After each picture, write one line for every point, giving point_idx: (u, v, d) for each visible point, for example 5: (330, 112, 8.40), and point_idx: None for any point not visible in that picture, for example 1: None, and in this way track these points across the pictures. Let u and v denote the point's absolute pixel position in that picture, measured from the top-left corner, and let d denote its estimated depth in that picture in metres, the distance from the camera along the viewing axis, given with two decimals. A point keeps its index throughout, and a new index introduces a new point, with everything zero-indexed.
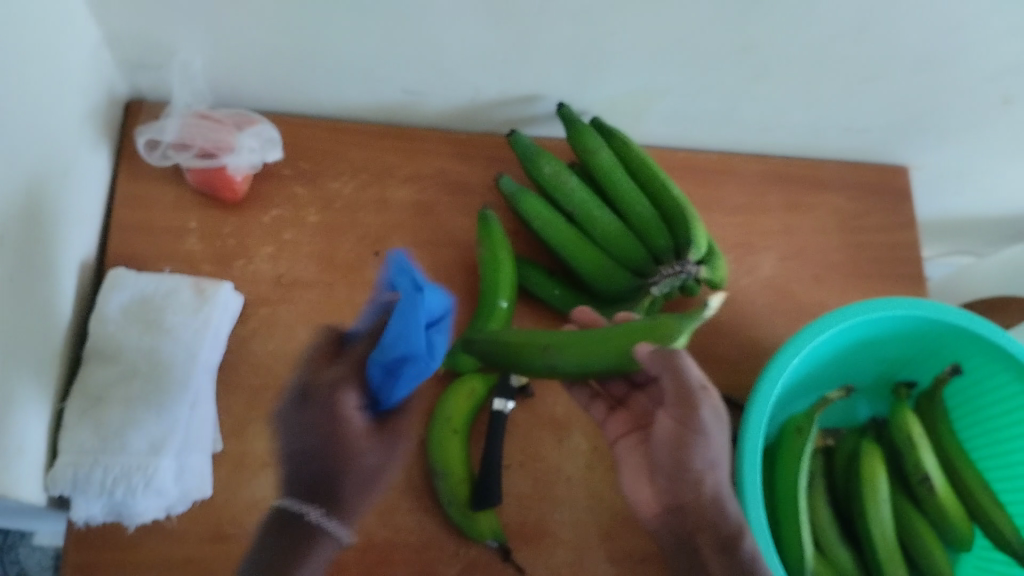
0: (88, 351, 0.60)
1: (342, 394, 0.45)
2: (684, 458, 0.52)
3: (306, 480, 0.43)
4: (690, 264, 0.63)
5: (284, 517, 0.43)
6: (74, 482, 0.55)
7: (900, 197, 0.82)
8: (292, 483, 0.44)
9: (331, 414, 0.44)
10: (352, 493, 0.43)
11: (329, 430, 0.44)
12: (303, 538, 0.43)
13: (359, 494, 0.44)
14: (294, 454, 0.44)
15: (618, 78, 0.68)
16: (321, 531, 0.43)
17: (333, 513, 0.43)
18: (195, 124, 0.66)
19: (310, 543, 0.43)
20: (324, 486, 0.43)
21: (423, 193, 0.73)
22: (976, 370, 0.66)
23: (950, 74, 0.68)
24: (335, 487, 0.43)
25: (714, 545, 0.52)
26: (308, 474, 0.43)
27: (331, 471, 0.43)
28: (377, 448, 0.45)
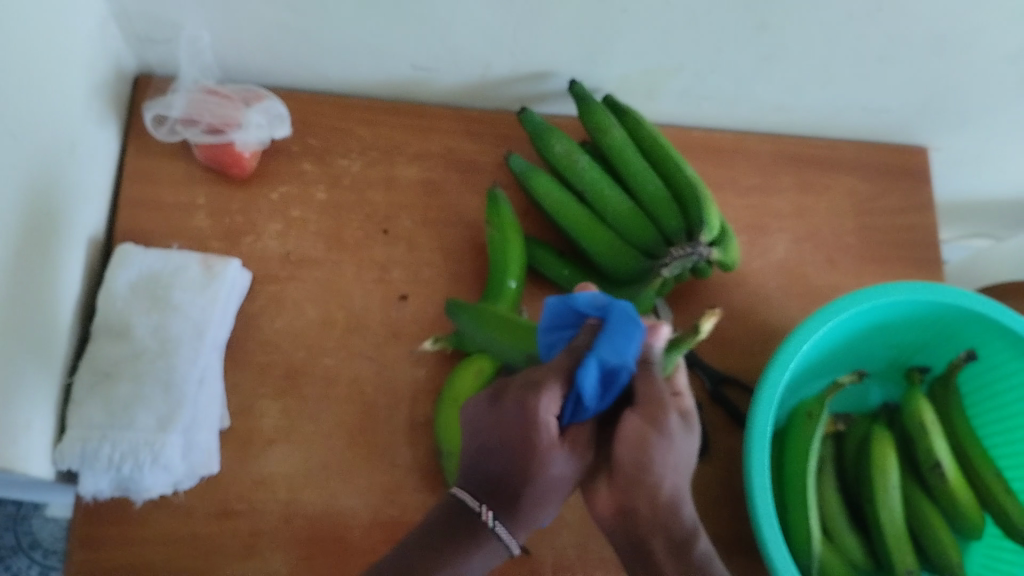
0: (97, 327, 0.60)
1: (541, 398, 0.46)
2: (641, 460, 0.45)
3: (483, 477, 0.48)
4: (702, 246, 0.62)
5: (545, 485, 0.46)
6: (83, 456, 0.56)
7: (918, 179, 0.80)
8: (469, 476, 0.48)
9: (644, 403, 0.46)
10: (602, 462, 0.45)
11: (628, 411, 0.46)
12: (470, 537, 0.47)
13: (529, 502, 0.46)
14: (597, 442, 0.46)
15: (630, 55, 0.67)
16: (491, 533, 0.47)
17: (562, 491, 0.45)
18: (202, 99, 0.66)
19: (542, 511, 0.45)
20: (606, 463, 0.45)
21: (432, 171, 0.73)
22: (992, 355, 0.64)
23: (970, 55, 0.67)
24: (529, 468, 0.46)
25: (667, 549, 0.47)
26: (486, 475, 0.47)
27: (633, 454, 0.45)
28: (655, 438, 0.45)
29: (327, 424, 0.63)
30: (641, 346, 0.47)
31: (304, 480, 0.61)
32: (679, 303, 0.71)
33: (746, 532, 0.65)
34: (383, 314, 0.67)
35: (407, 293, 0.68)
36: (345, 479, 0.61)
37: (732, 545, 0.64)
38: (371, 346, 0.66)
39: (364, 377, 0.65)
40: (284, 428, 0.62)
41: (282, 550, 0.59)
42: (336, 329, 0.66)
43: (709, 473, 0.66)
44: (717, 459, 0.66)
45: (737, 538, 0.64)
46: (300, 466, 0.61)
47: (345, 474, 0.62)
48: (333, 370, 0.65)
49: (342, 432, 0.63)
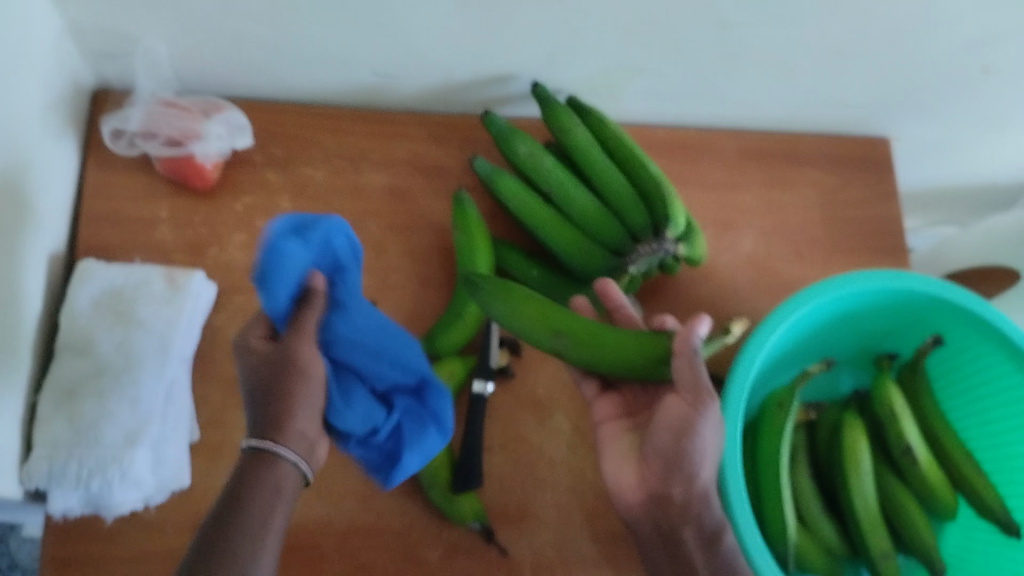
0: (60, 345, 0.59)
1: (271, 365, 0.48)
2: (682, 447, 0.50)
3: (258, 417, 0.45)
4: (668, 242, 0.63)
5: (249, 460, 0.44)
6: (49, 475, 0.55)
7: (881, 169, 0.81)
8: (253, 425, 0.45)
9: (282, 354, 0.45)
10: (281, 406, 0.44)
11: (279, 362, 0.45)
12: (265, 473, 0.43)
13: (285, 404, 0.44)
14: (250, 399, 0.46)
15: (592, 55, 0.67)
16: (281, 461, 0.44)
17: (277, 437, 0.44)
18: (159, 112, 0.65)
19: (272, 472, 0.43)
20: (273, 415, 0.44)
21: (398, 177, 0.72)
22: (958, 340, 0.65)
23: (926, 45, 0.68)
24: (277, 418, 0.44)
25: (697, 539, 0.51)
26: (257, 413, 0.45)
27: (274, 404, 0.44)
28: (298, 390, 0.45)
29: None
30: (682, 334, 0.48)
31: None
32: (648, 300, 0.72)
33: None
34: None
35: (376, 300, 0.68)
36: None
37: None
38: None
39: None
40: None
41: None
42: None
43: None
44: None
45: None
46: None
47: None
48: None
49: None
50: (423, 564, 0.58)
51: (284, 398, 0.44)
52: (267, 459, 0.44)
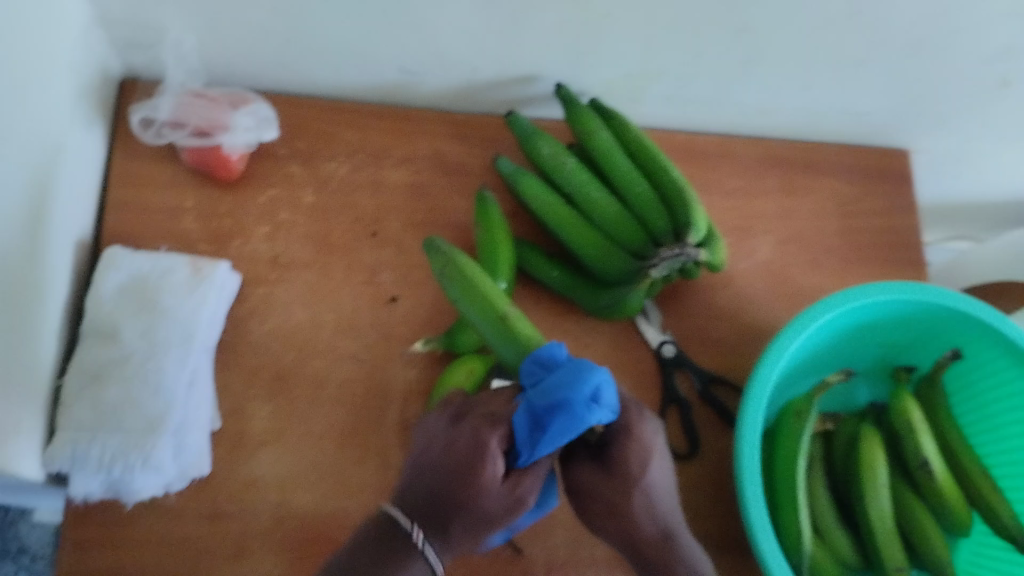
0: (86, 329, 0.60)
1: (489, 438, 0.44)
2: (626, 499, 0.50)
3: (426, 502, 0.43)
4: (691, 246, 0.62)
5: (388, 532, 0.42)
6: (73, 458, 0.55)
7: (901, 180, 0.81)
8: (414, 501, 0.44)
9: (473, 464, 0.43)
10: (462, 520, 0.43)
11: (465, 467, 0.43)
12: (395, 559, 0.42)
13: (471, 522, 0.43)
14: (428, 477, 0.44)
15: (616, 59, 0.68)
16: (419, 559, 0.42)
17: (436, 540, 0.43)
18: (189, 102, 0.66)
19: (397, 562, 0.42)
20: (442, 512, 0.43)
21: (420, 174, 0.73)
22: (977, 355, 0.65)
23: (950, 57, 0.68)
24: (451, 517, 0.43)
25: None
26: (429, 498, 0.43)
27: (461, 509, 0.43)
28: (491, 498, 0.43)
29: (318, 427, 0.63)
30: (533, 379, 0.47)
31: (294, 483, 0.61)
32: (667, 304, 0.72)
33: (737, 532, 0.65)
34: (372, 317, 0.67)
35: (397, 296, 0.68)
36: (337, 483, 0.61)
37: (724, 544, 0.64)
38: (361, 348, 0.66)
39: (354, 380, 0.65)
40: (275, 430, 0.62)
41: (272, 549, 0.59)
42: (326, 331, 0.66)
43: (699, 472, 0.66)
44: (708, 459, 0.66)
45: (729, 537, 0.65)
46: (290, 469, 0.61)
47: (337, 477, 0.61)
48: (323, 372, 0.64)
49: (334, 433, 0.63)
50: (438, 560, 0.59)
51: (463, 499, 0.43)
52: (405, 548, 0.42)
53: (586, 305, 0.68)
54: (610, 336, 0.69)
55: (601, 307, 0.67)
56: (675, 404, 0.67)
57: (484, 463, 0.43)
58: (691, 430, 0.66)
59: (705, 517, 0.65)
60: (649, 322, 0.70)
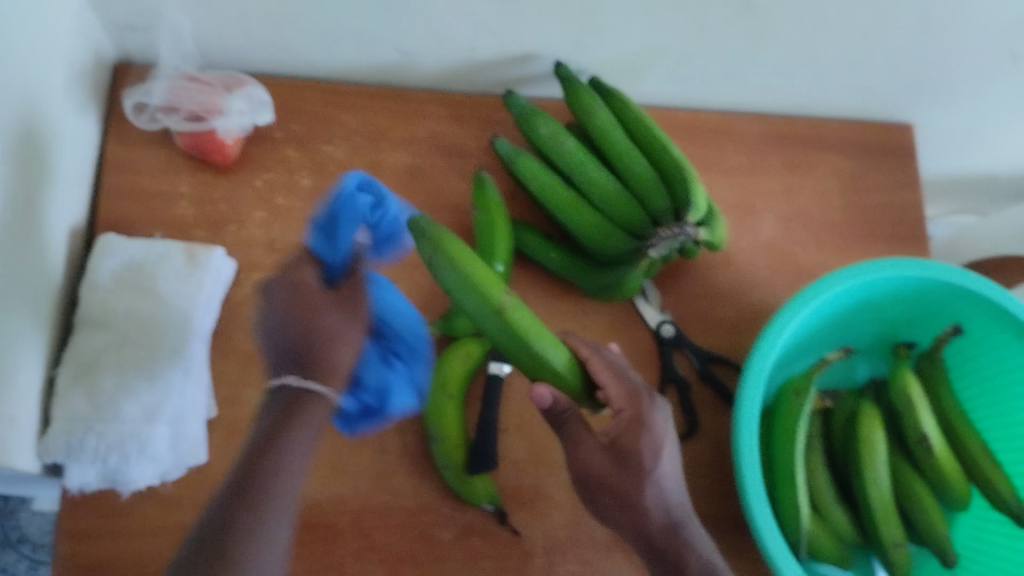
0: (80, 319, 0.59)
1: (309, 294, 0.49)
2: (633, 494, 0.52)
3: (289, 358, 0.47)
4: (689, 226, 0.61)
5: (276, 393, 0.46)
6: (68, 449, 0.55)
7: (904, 155, 0.80)
8: (279, 362, 0.47)
9: (308, 309, 0.48)
10: (321, 357, 0.47)
11: (302, 325, 0.47)
12: (289, 406, 0.45)
13: (318, 351, 0.47)
14: (279, 346, 0.47)
15: (615, 37, 0.67)
16: (307, 394, 0.46)
17: (312, 376, 0.46)
18: (183, 87, 0.65)
19: (300, 408, 0.45)
20: (302, 356, 0.47)
21: (416, 156, 0.72)
22: (979, 331, 0.65)
23: (956, 31, 0.67)
24: (309, 360, 0.47)
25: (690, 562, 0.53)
26: (291, 355, 0.46)
27: (316, 347, 0.47)
28: (325, 334, 0.47)
29: None
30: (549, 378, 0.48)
31: None
32: (666, 284, 0.71)
33: (736, 511, 0.65)
34: None
35: (394, 280, 0.68)
36: None
37: (723, 525, 0.64)
38: None
39: None
40: None
41: None
42: None
43: (698, 452, 0.66)
44: (706, 438, 0.66)
45: (727, 517, 0.64)
46: None
47: None
48: None
49: None
50: (437, 544, 0.59)
51: (315, 340, 0.47)
52: (300, 395, 0.46)
53: (584, 286, 0.67)
54: (609, 317, 0.69)
55: (599, 288, 0.66)
56: (674, 384, 0.67)
57: (309, 318, 0.47)
58: (690, 413, 0.66)
59: (703, 497, 0.64)
60: (648, 302, 0.69)
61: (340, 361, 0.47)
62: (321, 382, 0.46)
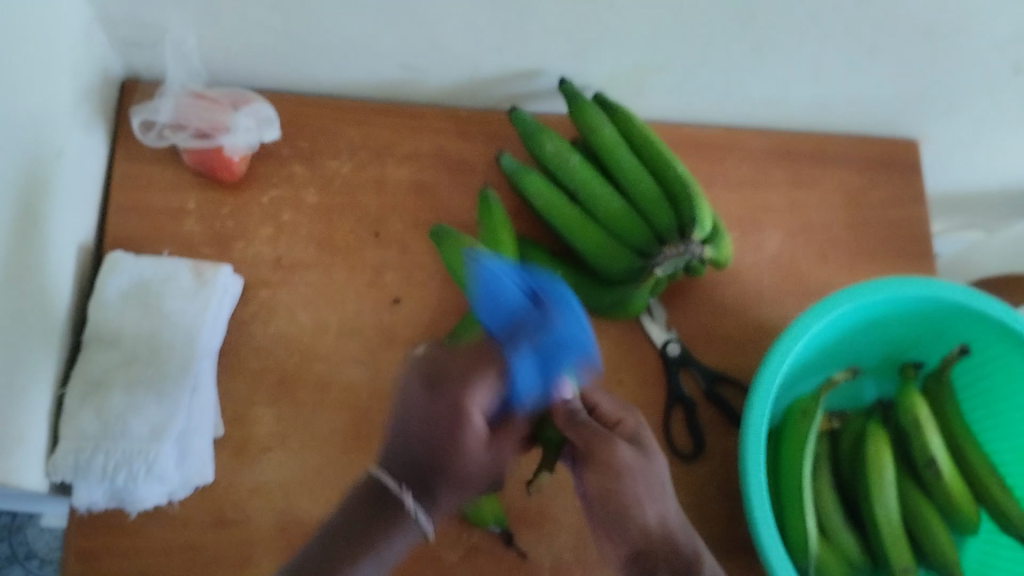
0: (88, 337, 0.60)
1: (473, 393, 0.49)
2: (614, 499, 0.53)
3: (409, 461, 0.47)
4: (694, 244, 0.62)
5: (378, 495, 0.47)
6: (75, 468, 0.55)
7: (909, 170, 0.80)
8: (396, 459, 0.47)
9: (455, 411, 0.48)
10: (452, 475, 0.47)
11: (449, 418, 0.48)
12: (388, 520, 0.46)
13: (447, 477, 0.47)
14: (403, 432, 0.48)
15: (619, 52, 0.67)
16: (412, 520, 0.46)
17: (427, 498, 0.47)
18: (189, 104, 0.65)
19: (396, 527, 0.46)
20: (425, 473, 0.47)
21: (423, 172, 0.72)
22: (985, 349, 0.65)
23: (960, 45, 0.67)
24: (433, 479, 0.47)
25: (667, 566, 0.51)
26: (410, 461, 0.47)
27: (441, 451, 0.47)
28: (467, 437, 0.48)
29: (322, 430, 0.63)
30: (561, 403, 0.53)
31: (299, 487, 0.61)
32: (672, 301, 0.71)
33: (742, 531, 0.65)
34: (375, 318, 0.67)
35: (400, 296, 0.68)
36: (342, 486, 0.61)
37: (730, 545, 0.64)
38: (363, 350, 0.66)
39: (358, 382, 0.65)
40: (279, 434, 0.62)
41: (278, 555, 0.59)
42: (330, 332, 0.66)
43: (704, 472, 0.66)
44: (713, 458, 0.66)
45: (734, 538, 0.64)
46: (295, 473, 0.61)
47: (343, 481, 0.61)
48: (327, 374, 0.64)
49: (338, 437, 0.63)
50: (444, 564, 0.59)
51: (455, 444, 0.47)
52: (398, 508, 0.46)
53: (591, 304, 0.67)
54: (615, 335, 0.69)
55: (607, 305, 0.67)
56: (680, 403, 0.67)
57: (468, 422, 0.47)
58: (695, 430, 0.66)
59: (710, 517, 0.64)
60: (654, 320, 0.69)
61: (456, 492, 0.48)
62: (427, 505, 0.47)
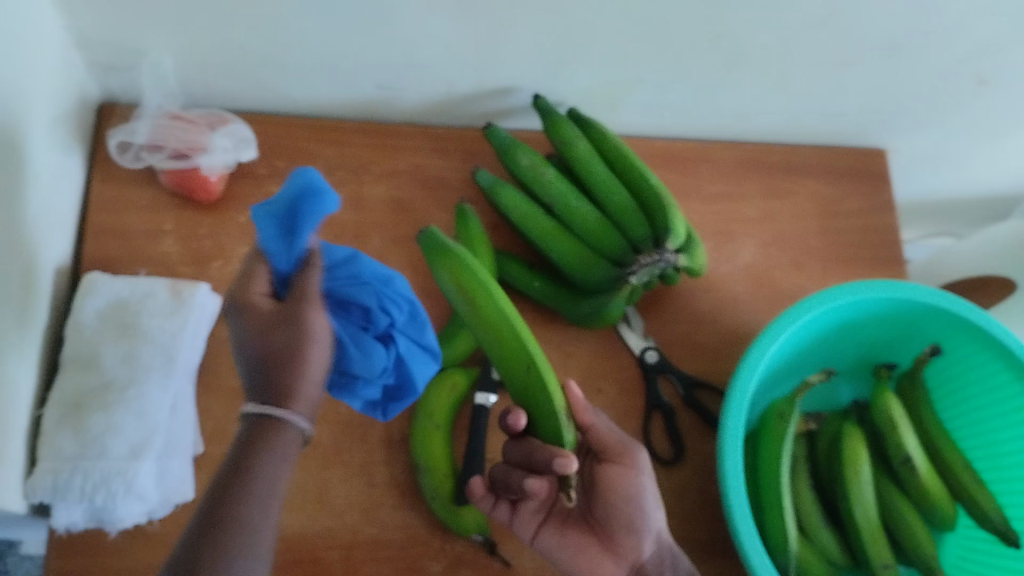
0: (64, 358, 0.60)
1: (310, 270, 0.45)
2: (626, 507, 0.56)
3: (257, 386, 0.42)
4: (669, 252, 0.62)
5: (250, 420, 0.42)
6: (54, 489, 0.55)
7: (878, 179, 0.82)
8: (250, 390, 0.43)
9: (280, 310, 0.43)
10: (291, 381, 0.42)
11: (280, 348, 0.42)
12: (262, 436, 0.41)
13: (290, 382, 0.42)
14: (245, 363, 0.43)
15: (592, 68, 0.68)
16: (285, 423, 0.41)
17: (281, 401, 0.42)
18: (165, 125, 0.65)
19: (273, 433, 0.41)
20: (271, 390, 0.42)
21: (400, 189, 0.73)
22: (956, 350, 0.66)
23: (923, 57, 0.68)
24: (285, 389, 0.42)
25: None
26: (256, 384, 0.42)
27: (281, 377, 0.42)
28: (298, 356, 0.42)
29: None
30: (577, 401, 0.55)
31: None
32: (649, 310, 0.72)
33: (723, 535, 0.65)
34: None
35: None
36: None
37: (710, 549, 0.65)
38: None
39: None
40: None
41: None
42: None
43: (685, 477, 0.66)
44: (693, 463, 0.67)
45: (715, 542, 0.65)
46: None
47: None
48: None
49: None
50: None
51: (284, 370, 0.42)
52: (267, 423, 0.41)
53: (567, 314, 0.68)
54: (593, 344, 0.70)
55: (583, 315, 0.67)
56: (659, 410, 0.68)
57: (303, 335, 0.42)
58: (676, 437, 0.66)
59: (691, 522, 0.65)
60: (631, 329, 0.70)
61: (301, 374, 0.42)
62: (300, 410, 0.42)
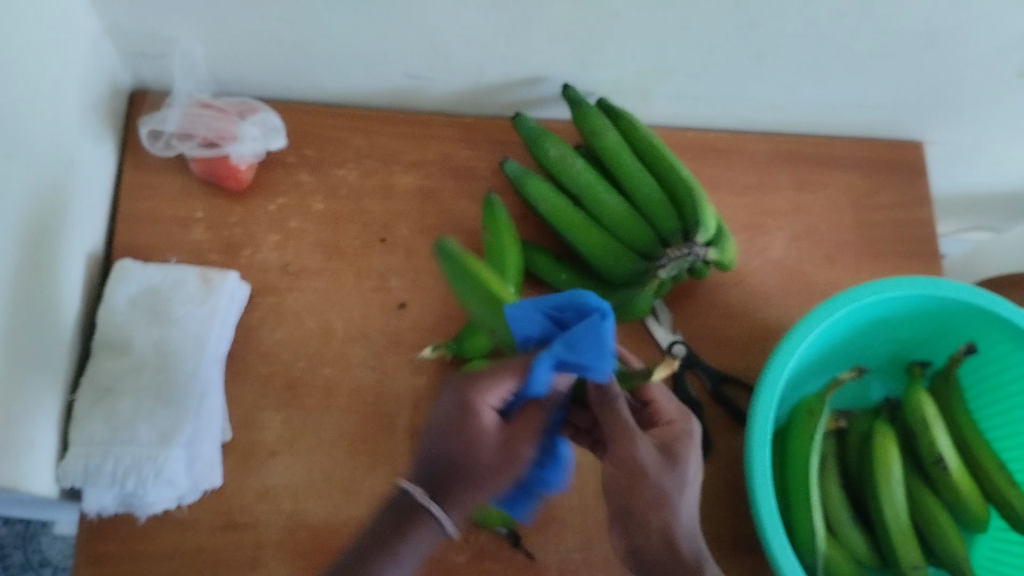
0: (97, 345, 0.61)
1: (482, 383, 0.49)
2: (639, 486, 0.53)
3: (426, 471, 0.48)
4: (698, 246, 0.62)
5: (397, 501, 0.47)
6: (85, 473, 0.56)
7: (915, 173, 0.80)
8: (418, 471, 0.48)
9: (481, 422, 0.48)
10: (459, 493, 0.47)
11: (467, 427, 0.48)
12: (409, 521, 0.46)
13: (464, 491, 0.47)
14: (426, 447, 0.49)
15: (623, 58, 0.67)
16: (430, 518, 0.46)
17: (439, 502, 0.47)
18: (196, 113, 0.66)
19: (419, 525, 0.46)
20: (441, 480, 0.47)
21: (428, 179, 0.73)
22: (993, 349, 0.64)
23: (962, 49, 0.67)
24: (446, 483, 0.47)
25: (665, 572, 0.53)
26: (430, 469, 0.48)
27: (455, 473, 0.47)
28: (478, 454, 0.48)
29: (329, 436, 0.63)
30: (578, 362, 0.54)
31: (307, 491, 0.61)
32: (678, 303, 0.72)
33: (750, 531, 0.65)
34: (382, 323, 0.67)
35: (405, 301, 0.68)
36: (346, 489, 0.62)
37: (736, 545, 0.64)
38: (369, 356, 0.66)
39: (366, 386, 0.65)
40: (287, 438, 0.63)
41: (284, 558, 0.60)
42: (337, 337, 0.66)
43: (711, 472, 0.66)
44: (720, 459, 0.66)
45: (741, 538, 0.64)
46: (302, 477, 0.62)
47: (346, 484, 0.62)
48: (335, 380, 0.65)
49: (345, 442, 0.63)
50: (451, 566, 0.59)
51: (463, 488, 0.47)
52: (420, 513, 0.47)
53: None
54: (621, 337, 0.69)
55: (610, 307, 0.67)
56: (688, 404, 0.67)
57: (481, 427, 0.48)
58: (703, 432, 0.66)
59: (717, 518, 0.65)
60: (659, 322, 0.70)
61: (476, 493, 0.48)
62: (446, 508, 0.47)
